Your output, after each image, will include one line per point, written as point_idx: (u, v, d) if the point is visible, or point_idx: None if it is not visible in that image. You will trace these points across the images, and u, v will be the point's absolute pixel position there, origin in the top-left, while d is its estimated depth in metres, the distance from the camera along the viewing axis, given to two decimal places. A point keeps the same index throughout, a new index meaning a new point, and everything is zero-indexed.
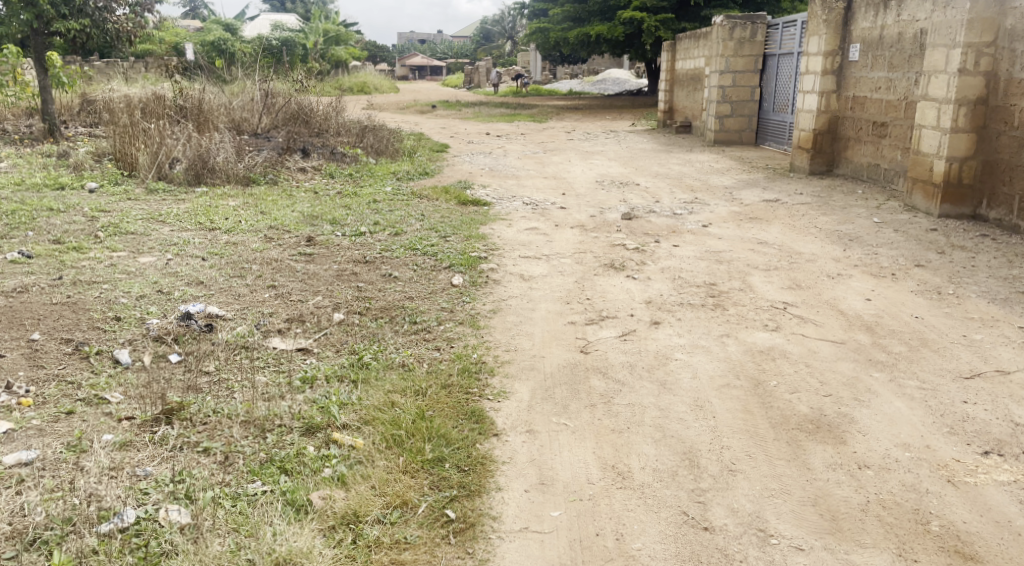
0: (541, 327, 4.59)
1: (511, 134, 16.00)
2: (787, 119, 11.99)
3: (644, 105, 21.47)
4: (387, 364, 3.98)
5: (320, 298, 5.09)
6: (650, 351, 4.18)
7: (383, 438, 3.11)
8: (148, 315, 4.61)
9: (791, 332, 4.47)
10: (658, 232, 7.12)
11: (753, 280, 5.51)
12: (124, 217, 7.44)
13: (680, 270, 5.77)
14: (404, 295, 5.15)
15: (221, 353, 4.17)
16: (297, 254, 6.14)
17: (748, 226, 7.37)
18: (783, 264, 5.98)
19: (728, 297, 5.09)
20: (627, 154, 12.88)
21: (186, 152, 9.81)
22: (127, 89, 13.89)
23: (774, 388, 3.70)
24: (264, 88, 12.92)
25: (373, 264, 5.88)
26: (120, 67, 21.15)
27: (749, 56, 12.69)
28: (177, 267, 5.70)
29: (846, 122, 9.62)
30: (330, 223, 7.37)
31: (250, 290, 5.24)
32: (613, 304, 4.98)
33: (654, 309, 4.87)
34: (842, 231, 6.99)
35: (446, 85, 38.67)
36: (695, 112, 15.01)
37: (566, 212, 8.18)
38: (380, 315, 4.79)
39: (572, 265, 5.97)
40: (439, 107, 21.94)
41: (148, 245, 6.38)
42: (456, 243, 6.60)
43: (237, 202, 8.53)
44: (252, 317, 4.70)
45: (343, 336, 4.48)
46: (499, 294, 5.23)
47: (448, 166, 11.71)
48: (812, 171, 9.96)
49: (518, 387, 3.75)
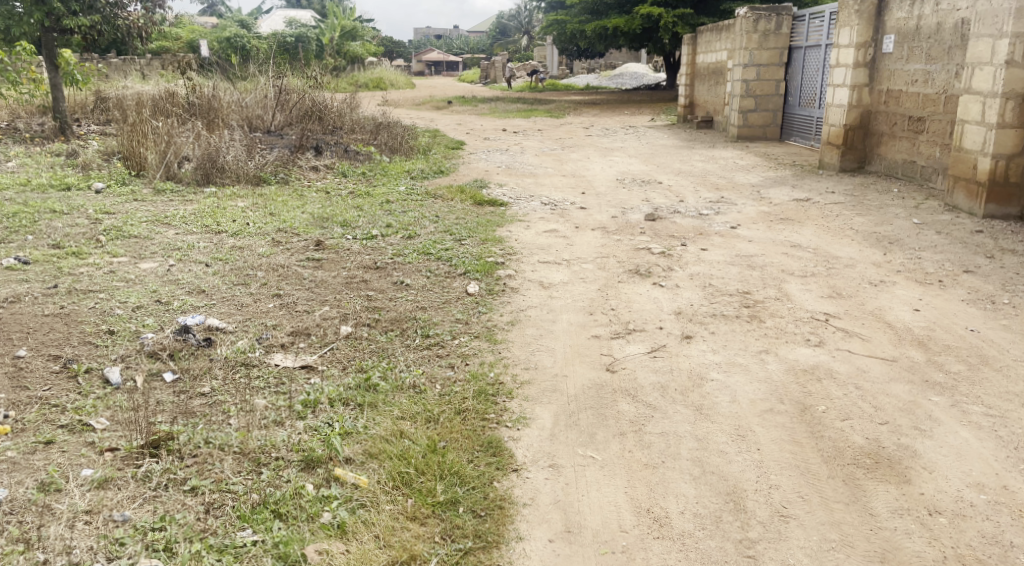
0: (562, 342, 4.25)
1: (528, 131, 15.65)
2: (815, 114, 11.55)
3: (663, 100, 21.03)
4: (396, 385, 3.66)
5: (327, 308, 4.78)
6: (683, 370, 3.83)
7: (390, 476, 2.81)
8: (144, 328, 4.32)
9: (836, 347, 4.11)
10: (684, 234, 6.76)
11: (790, 287, 5.14)
12: (129, 219, 7.17)
13: (710, 276, 5.41)
14: (416, 305, 4.83)
15: (219, 373, 3.86)
16: (305, 259, 5.85)
17: (780, 228, 6.98)
18: (820, 269, 5.60)
19: (764, 308, 4.73)
20: (648, 150, 12.48)
21: (195, 150, 9.55)
22: (140, 87, 13.67)
23: (822, 414, 3.36)
24: (277, 84, 12.64)
25: (384, 271, 5.57)
26: (133, 64, 20.99)
27: (774, 49, 12.25)
28: (179, 274, 5.42)
29: (879, 117, 9.19)
30: (341, 225, 7.07)
31: (253, 299, 4.93)
32: (640, 316, 4.63)
33: (685, 321, 4.52)
34: (881, 233, 6.59)
35: (463, 81, 38.33)
36: (717, 107, 14.58)
37: (587, 213, 7.82)
38: (391, 327, 4.48)
39: (594, 271, 5.62)
40: (455, 103, 21.62)
41: (151, 249, 6.09)
42: (472, 247, 6.27)
43: (246, 203, 8.25)
44: (254, 330, 4.40)
45: (350, 351, 4.17)
46: (517, 304, 4.89)
47: (464, 164, 11.39)
48: (843, 168, 9.53)
49: (539, 412, 3.43)
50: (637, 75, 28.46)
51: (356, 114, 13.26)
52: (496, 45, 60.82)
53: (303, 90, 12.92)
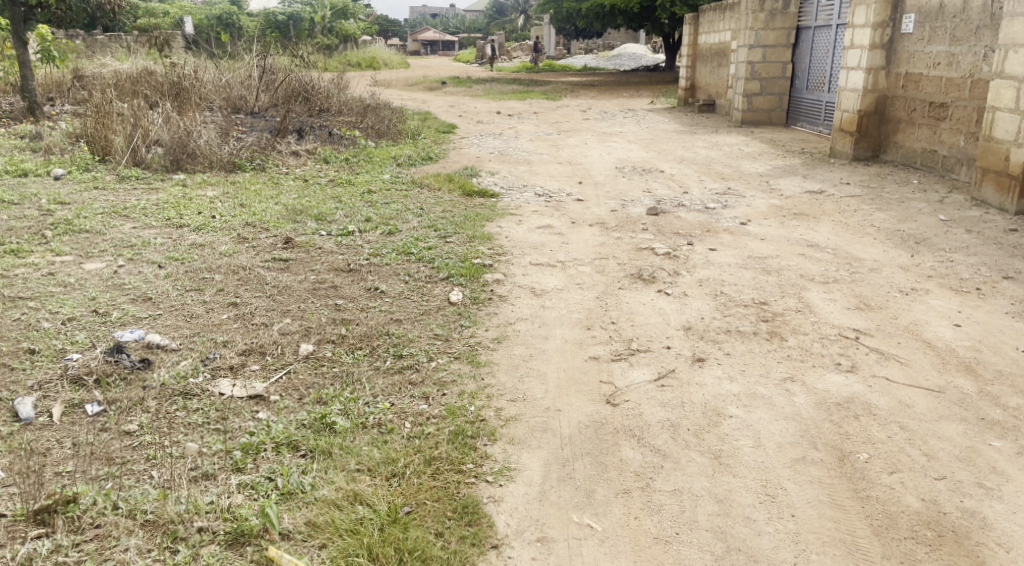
0: (555, 366, 3.68)
1: (523, 113, 15.00)
2: (824, 98, 10.93)
3: (664, 82, 20.35)
4: (356, 424, 3.09)
5: (288, 321, 4.20)
6: (696, 403, 3.27)
7: (338, 561, 2.34)
8: (71, 346, 3.75)
9: (871, 374, 3.54)
10: (690, 231, 6.19)
11: (811, 296, 4.56)
12: (83, 210, 6.57)
13: (721, 283, 4.84)
14: (389, 318, 4.26)
15: (150, 404, 3.29)
16: (271, 260, 5.26)
17: (793, 224, 6.41)
18: (842, 274, 5.03)
19: (785, 323, 4.16)
20: (648, 136, 11.87)
21: (165, 134, 8.91)
22: (117, 64, 13.02)
23: (864, 464, 2.82)
24: (260, 64, 11.96)
25: (358, 274, 4.99)
26: (116, 40, 20.25)
27: (782, 29, 11.59)
28: (126, 277, 4.83)
29: (896, 103, 8.59)
30: (316, 219, 6.46)
31: (205, 309, 4.35)
32: (645, 332, 4.05)
33: (695, 339, 3.95)
34: (905, 231, 6.03)
35: (458, 61, 37.46)
36: (720, 89, 13.95)
37: (584, 205, 7.24)
38: (358, 346, 3.90)
39: (592, 276, 5.04)
40: (449, 84, 20.91)
41: (100, 247, 5.50)
42: (458, 245, 5.68)
43: (216, 192, 7.64)
44: (202, 350, 3.82)
45: (310, 377, 3.59)
46: (504, 316, 4.32)
47: (455, 149, 10.78)
48: (856, 157, 8.94)
49: (526, 460, 2.87)
50: (637, 56, 27.65)
51: (344, 96, 12.60)
52: (492, 24, 59.77)
53: (288, 70, 12.28)
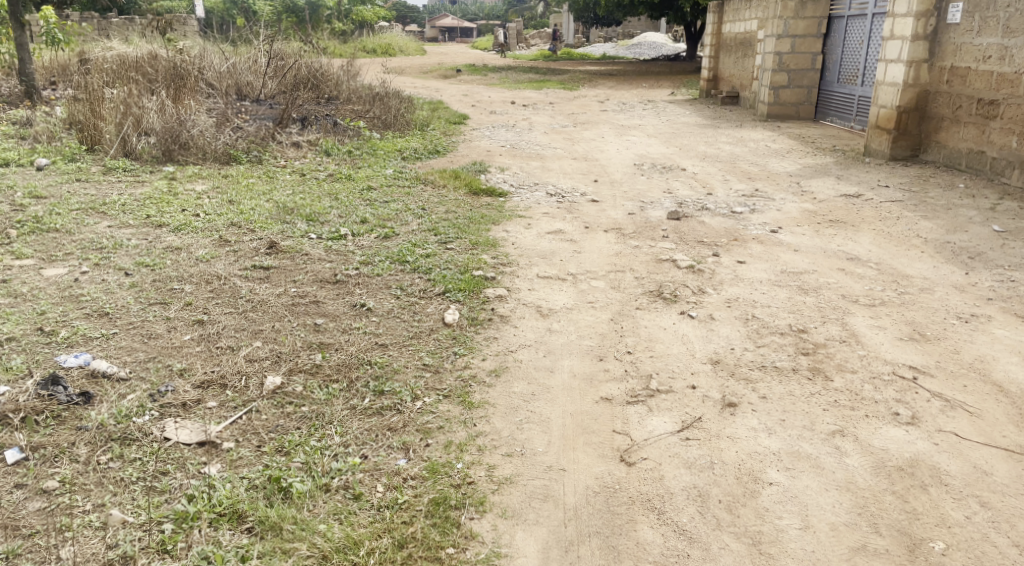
0: (559, 409, 3.14)
1: (539, 104, 14.42)
2: (857, 91, 10.27)
3: (685, 72, 19.68)
4: (318, 486, 2.60)
5: (258, 345, 3.67)
6: (728, 463, 2.73)
7: None
8: (3, 374, 3.26)
9: (936, 428, 2.97)
10: (715, 239, 5.62)
11: (856, 324, 3.99)
12: (59, 206, 6.10)
13: (752, 304, 4.28)
14: (373, 342, 3.73)
15: (79, 452, 2.79)
16: (250, 267, 4.75)
17: (829, 233, 5.82)
18: (890, 295, 4.45)
19: (829, 357, 3.59)
20: (668, 129, 11.25)
21: (157, 122, 8.40)
22: (121, 48, 12.58)
23: (938, 559, 2.34)
24: (268, 49, 11.43)
25: (345, 287, 4.46)
26: (127, 21, 19.83)
27: (812, 19, 10.93)
28: (85, 287, 4.33)
29: (939, 98, 7.95)
30: (307, 220, 5.95)
31: (166, 328, 3.83)
32: (666, 367, 3.50)
33: (726, 377, 3.39)
34: (956, 244, 5.42)
35: (476, 48, 36.85)
36: (744, 81, 13.31)
37: (599, 207, 6.69)
38: (334, 378, 3.37)
39: (606, 292, 4.50)
40: (464, 71, 20.33)
41: (67, 248, 5.02)
42: (459, 253, 5.15)
43: (206, 186, 7.15)
44: (154, 380, 3.31)
45: (273, 418, 3.07)
46: (504, 341, 3.78)
47: (465, 141, 10.24)
48: (893, 156, 8.32)
49: (519, 543, 2.42)
50: (656, 45, 26.85)
51: (353, 84, 12.06)
52: (511, 11, 59.04)
53: (296, 56, 11.80)
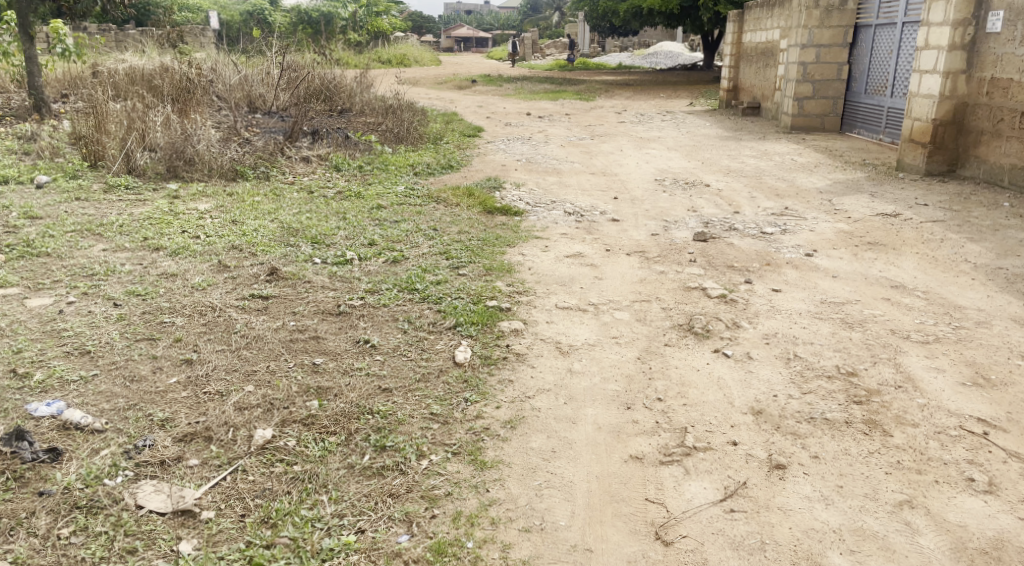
0: (584, 470, 2.80)
1: (556, 115, 14.07)
2: (887, 102, 9.85)
3: (705, 82, 19.25)
4: None
5: (250, 389, 3.32)
6: (782, 544, 2.44)
7: None
8: None
9: (1019, 500, 2.62)
10: (747, 264, 5.24)
11: (911, 366, 3.59)
12: (54, 227, 5.81)
13: (792, 340, 3.89)
14: (376, 386, 3.37)
15: (38, 523, 2.49)
16: (248, 297, 4.42)
17: (869, 256, 5.43)
18: (944, 330, 4.05)
19: (885, 407, 3.20)
20: (690, 142, 10.87)
21: (161, 137, 8.12)
22: (132, 60, 12.36)
23: None
24: (280, 61, 11.17)
25: (348, 319, 4.12)
26: (143, 32, 19.68)
27: (838, 28, 10.53)
28: (69, 320, 4.01)
29: (977, 111, 7.53)
30: (312, 242, 5.63)
31: (151, 369, 3.50)
32: (702, 418, 3.12)
33: (771, 431, 3.01)
34: (1008, 269, 5.02)
35: (492, 58, 36.62)
36: (766, 92, 12.90)
37: (620, 227, 6.33)
38: (329, 431, 3.02)
39: (631, 326, 4.13)
40: (480, 82, 20.01)
41: (55, 276, 4.72)
42: (471, 280, 4.80)
43: (209, 205, 6.85)
44: (131, 433, 2.97)
45: (260, 480, 2.73)
46: (521, 385, 3.41)
47: (479, 155, 9.92)
48: (929, 171, 7.90)
49: None
50: (672, 55, 26.43)
51: (366, 95, 11.78)
52: (527, 21, 58.88)
53: (308, 67, 11.54)
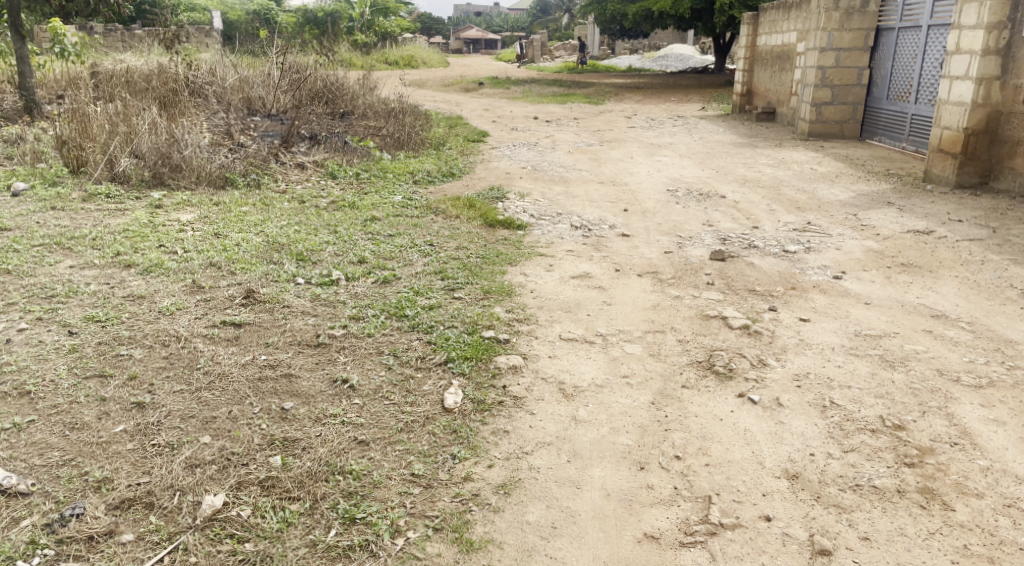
0: (589, 555, 2.42)
1: (564, 119, 13.58)
2: (910, 109, 9.37)
3: (717, 86, 18.71)
4: None
5: (205, 441, 2.88)
6: None
7: None
8: None
9: None
10: (770, 289, 4.77)
11: (967, 417, 3.12)
12: (21, 240, 5.39)
13: (827, 383, 3.42)
14: (350, 438, 2.92)
15: None
16: (217, 324, 3.98)
17: (904, 279, 4.97)
18: (998, 372, 3.58)
19: (943, 471, 2.75)
20: (704, 149, 10.38)
21: (146, 141, 7.70)
22: (125, 61, 11.93)
23: None
24: (278, 62, 10.74)
25: (326, 353, 3.68)
26: (145, 31, 19.25)
27: (859, 31, 10.05)
28: (15, 351, 3.59)
29: (1012, 120, 7.05)
30: (297, 259, 5.19)
31: (97, 414, 3.06)
32: (727, 484, 2.70)
33: (808, 504, 2.59)
34: None
35: (501, 60, 36.16)
36: (782, 96, 12.41)
37: (631, 244, 5.86)
38: (291, 498, 2.61)
39: (644, 363, 3.67)
40: (487, 84, 19.51)
41: (10, 298, 4.28)
42: (467, 305, 4.35)
43: (193, 215, 6.44)
44: (59, 497, 2.57)
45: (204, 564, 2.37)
46: (517, 438, 2.96)
47: (482, 162, 9.47)
48: (959, 183, 7.42)
49: None
50: (682, 57, 26.07)
51: (367, 98, 11.34)
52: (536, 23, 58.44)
53: (306, 69, 11.11)
